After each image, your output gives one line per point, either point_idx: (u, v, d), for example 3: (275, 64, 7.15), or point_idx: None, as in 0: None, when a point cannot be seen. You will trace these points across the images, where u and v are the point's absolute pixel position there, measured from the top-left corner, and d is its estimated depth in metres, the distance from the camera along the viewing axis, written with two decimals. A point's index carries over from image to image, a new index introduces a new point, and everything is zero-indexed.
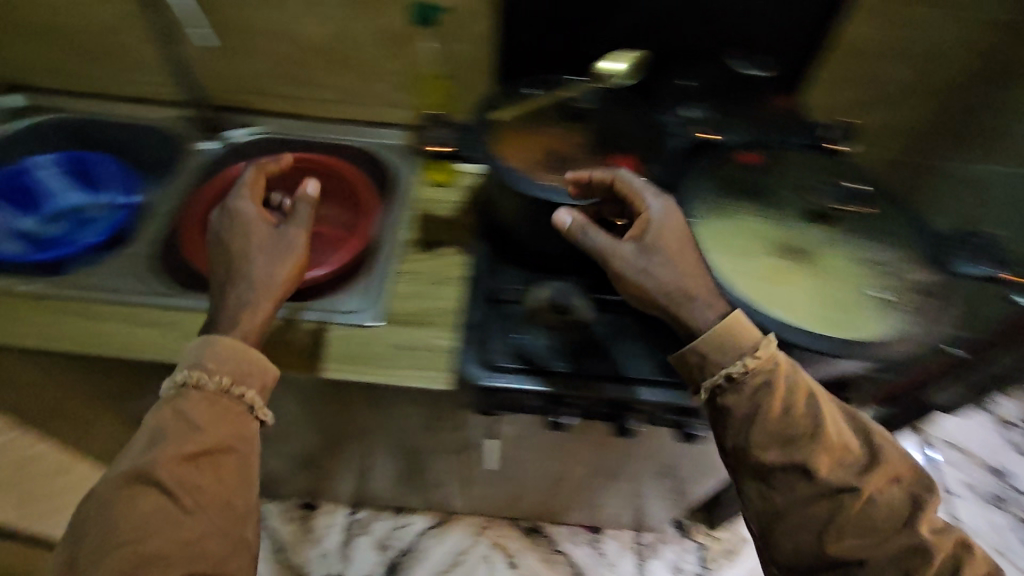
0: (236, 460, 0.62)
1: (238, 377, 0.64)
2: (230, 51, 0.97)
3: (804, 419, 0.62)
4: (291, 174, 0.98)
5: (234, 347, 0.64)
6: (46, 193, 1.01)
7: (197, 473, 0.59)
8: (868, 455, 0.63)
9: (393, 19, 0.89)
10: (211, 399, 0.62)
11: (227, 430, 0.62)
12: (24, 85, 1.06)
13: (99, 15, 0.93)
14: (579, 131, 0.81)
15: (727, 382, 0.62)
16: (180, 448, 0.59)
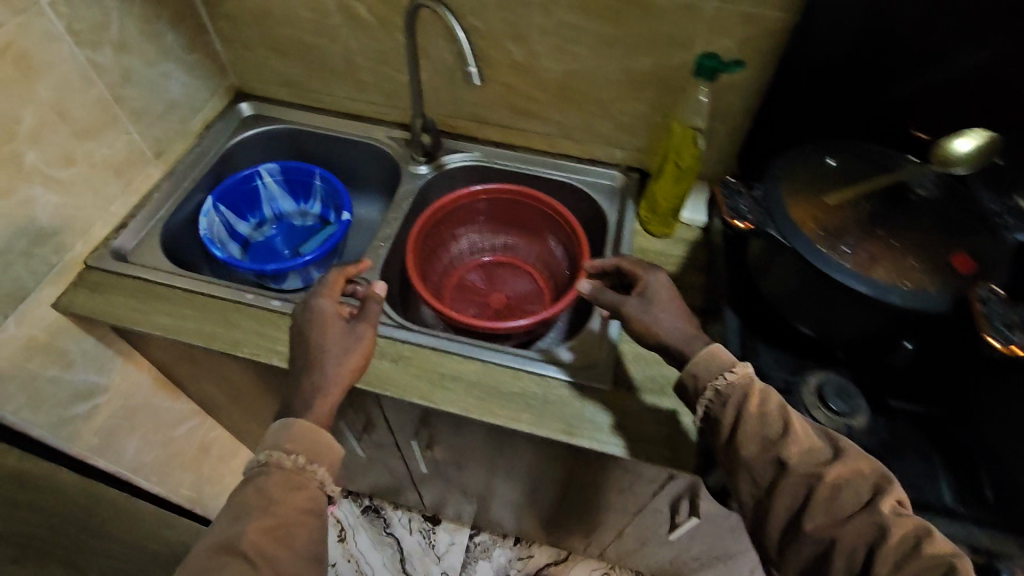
0: (293, 507, 0.58)
1: (312, 455, 0.61)
2: (460, 79, 0.94)
3: (767, 417, 0.58)
4: (506, 206, 1.03)
5: (307, 429, 0.62)
6: (267, 198, 1.09)
7: (255, 517, 0.56)
8: (831, 452, 0.56)
9: (640, 60, 0.84)
10: (287, 475, 0.60)
11: (292, 505, 0.58)
12: (251, 93, 1.09)
13: (342, 35, 0.93)
14: (904, 219, 0.64)
15: (762, 450, 0.57)
16: (270, 521, 0.56)
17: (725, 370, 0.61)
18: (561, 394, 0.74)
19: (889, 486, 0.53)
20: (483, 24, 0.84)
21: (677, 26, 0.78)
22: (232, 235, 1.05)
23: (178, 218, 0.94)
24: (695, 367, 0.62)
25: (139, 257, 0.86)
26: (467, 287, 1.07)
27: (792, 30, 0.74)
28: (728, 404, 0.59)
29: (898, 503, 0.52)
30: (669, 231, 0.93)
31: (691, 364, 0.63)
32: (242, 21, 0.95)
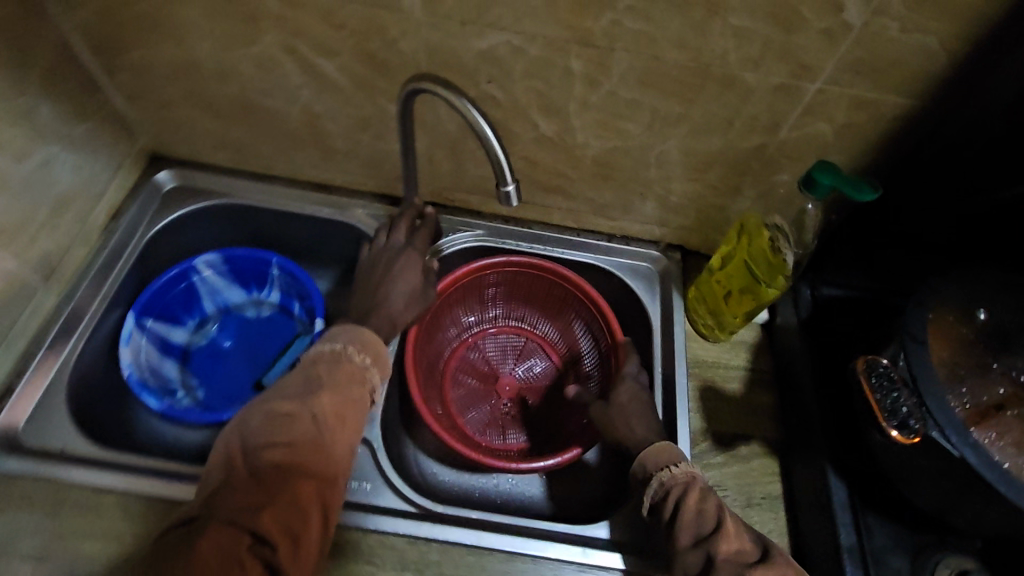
0: (350, 397, 0.55)
1: (377, 360, 0.58)
2: (465, 151, 0.72)
3: (703, 517, 0.52)
4: (520, 278, 0.78)
5: (374, 340, 0.59)
6: (207, 293, 0.83)
7: (324, 392, 0.54)
8: (759, 554, 0.50)
9: (707, 140, 0.65)
10: (351, 368, 0.56)
11: (353, 399, 0.55)
12: (172, 158, 0.81)
13: (301, 96, 0.68)
14: None
15: (694, 544, 0.52)
16: (334, 399, 0.54)
17: (671, 465, 0.57)
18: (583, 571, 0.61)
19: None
20: (504, 93, 0.63)
21: (766, 107, 0.60)
22: (164, 351, 0.79)
23: (89, 361, 0.70)
24: (643, 461, 0.59)
25: (40, 440, 0.64)
26: (463, 378, 0.79)
27: (916, 117, 0.58)
28: (668, 496, 0.55)
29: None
30: (728, 334, 0.75)
31: (646, 452, 0.59)
32: (154, 75, 0.69)
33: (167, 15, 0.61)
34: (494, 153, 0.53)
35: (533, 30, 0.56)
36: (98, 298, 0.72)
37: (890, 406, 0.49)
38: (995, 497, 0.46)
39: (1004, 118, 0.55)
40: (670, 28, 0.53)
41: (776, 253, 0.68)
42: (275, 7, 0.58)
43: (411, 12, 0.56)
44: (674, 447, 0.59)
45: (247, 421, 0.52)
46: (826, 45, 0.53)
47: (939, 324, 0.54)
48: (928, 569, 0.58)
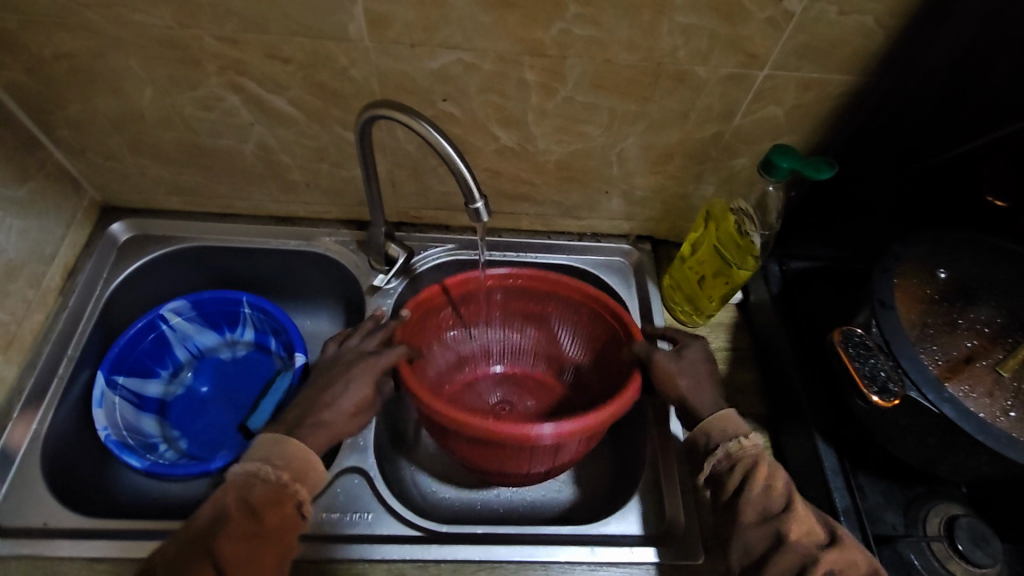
0: (272, 525, 0.49)
1: (298, 475, 0.52)
2: (428, 169, 0.71)
3: (771, 492, 0.52)
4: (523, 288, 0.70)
5: (301, 450, 0.53)
6: (178, 341, 0.79)
7: (231, 525, 0.47)
8: (828, 537, 0.51)
9: (664, 134, 0.66)
10: (268, 489, 0.50)
11: (275, 524, 0.49)
12: (126, 209, 0.79)
13: (254, 133, 0.66)
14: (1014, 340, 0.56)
15: (761, 520, 0.51)
16: (246, 530, 0.48)
17: (739, 434, 0.55)
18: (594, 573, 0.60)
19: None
20: (462, 110, 0.63)
21: (718, 97, 0.61)
22: (139, 406, 0.76)
23: (61, 429, 0.67)
24: (709, 427, 0.56)
25: (18, 519, 0.60)
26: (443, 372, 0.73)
27: (858, 93, 0.61)
28: (735, 468, 0.53)
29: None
30: (707, 317, 0.77)
31: (710, 420, 0.57)
32: (95, 127, 0.66)
33: (103, 67, 0.59)
34: (461, 173, 0.52)
35: (485, 46, 0.56)
36: (64, 362, 0.69)
37: (869, 372, 0.50)
38: (975, 444, 0.48)
39: (940, 85, 0.58)
40: (619, 31, 0.54)
41: (743, 235, 0.69)
42: (217, 47, 0.56)
43: (358, 39, 0.55)
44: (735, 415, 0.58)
45: (156, 565, 0.46)
46: (771, 34, 0.54)
47: (903, 287, 0.56)
48: (920, 521, 0.60)
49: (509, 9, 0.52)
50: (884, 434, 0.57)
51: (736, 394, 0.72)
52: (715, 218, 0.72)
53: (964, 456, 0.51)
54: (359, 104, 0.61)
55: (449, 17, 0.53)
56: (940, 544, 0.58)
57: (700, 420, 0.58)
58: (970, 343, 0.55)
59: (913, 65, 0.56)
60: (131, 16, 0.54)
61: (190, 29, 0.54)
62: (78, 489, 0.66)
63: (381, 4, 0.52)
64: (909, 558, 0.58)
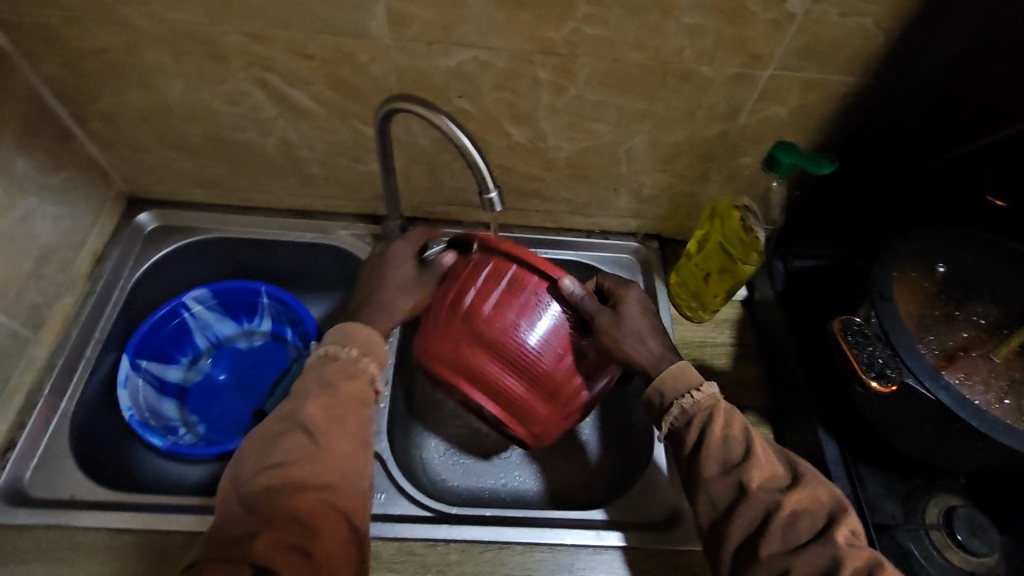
0: (347, 395, 0.55)
1: (366, 350, 0.58)
2: (442, 165, 0.74)
3: (730, 443, 0.55)
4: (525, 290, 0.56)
5: (360, 328, 0.59)
6: (199, 328, 0.82)
7: (311, 395, 0.54)
8: (791, 478, 0.54)
9: (671, 132, 0.68)
10: (340, 365, 0.57)
11: (350, 392, 0.55)
12: (152, 200, 0.82)
13: (276, 127, 0.69)
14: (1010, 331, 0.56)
15: (722, 473, 0.54)
16: (326, 399, 0.54)
17: (692, 387, 0.57)
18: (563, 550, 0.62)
19: (845, 513, 0.52)
20: (476, 106, 0.65)
21: (723, 96, 0.63)
22: (161, 390, 0.79)
23: (87, 408, 0.70)
24: (659, 386, 0.57)
25: (46, 491, 0.63)
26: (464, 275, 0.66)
27: (859, 94, 0.63)
28: (692, 424, 0.56)
29: (853, 532, 0.50)
30: (712, 313, 0.78)
31: (659, 378, 0.58)
32: (126, 120, 0.69)
33: (137, 62, 0.62)
34: (475, 164, 0.55)
35: (499, 44, 0.58)
36: (91, 344, 0.72)
37: (867, 359, 0.52)
38: (970, 429, 0.50)
39: (940, 85, 0.59)
40: (628, 30, 0.56)
41: (746, 231, 0.71)
42: (245, 44, 0.59)
43: (379, 37, 0.58)
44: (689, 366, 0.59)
45: (240, 458, 0.52)
46: (774, 34, 0.56)
47: (903, 280, 0.57)
48: (919, 511, 0.61)
49: (522, 9, 0.55)
50: (883, 423, 0.58)
51: (740, 389, 0.73)
52: (718, 214, 0.74)
53: (960, 444, 0.52)
54: (378, 100, 0.64)
55: (465, 16, 0.56)
56: (939, 533, 0.59)
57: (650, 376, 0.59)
58: (966, 334, 0.56)
59: (912, 66, 0.58)
60: (166, 13, 0.57)
61: (220, 26, 0.58)
62: (102, 466, 0.69)
63: (401, 4, 0.55)
64: (908, 546, 0.59)
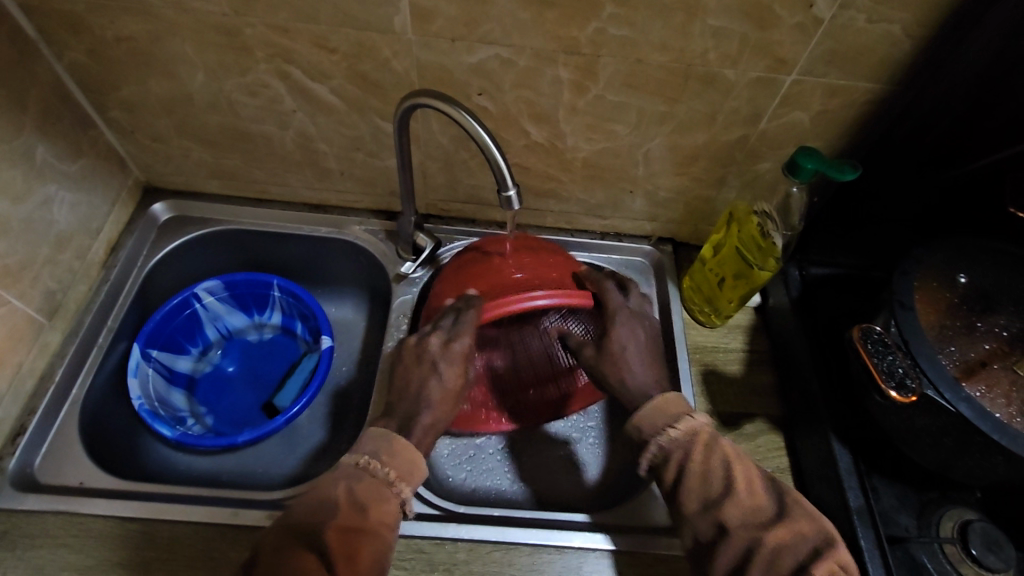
0: (373, 520, 0.51)
1: (403, 474, 0.55)
2: (459, 163, 0.74)
3: (709, 478, 0.54)
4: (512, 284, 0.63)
5: (408, 449, 0.56)
6: (209, 320, 0.82)
7: (339, 514, 0.50)
8: (776, 510, 0.52)
9: (691, 136, 0.68)
10: (374, 484, 0.53)
11: (378, 518, 0.52)
12: (167, 190, 0.82)
13: (295, 120, 0.69)
14: None
15: (703, 509, 0.53)
16: (353, 521, 0.50)
17: (670, 424, 0.57)
18: (545, 559, 0.61)
19: (832, 548, 0.50)
20: (495, 104, 0.65)
21: (746, 100, 0.63)
22: (170, 380, 0.78)
23: (98, 395, 0.70)
24: (641, 419, 0.59)
25: (56, 478, 0.63)
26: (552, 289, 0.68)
27: (883, 101, 0.63)
28: (669, 460, 0.56)
29: (835, 569, 0.48)
30: (725, 319, 0.78)
31: (641, 410, 0.59)
32: (146, 109, 0.69)
33: (160, 52, 0.62)
34: (495, 161, 0.55)
35: (522, 42, 0.58)
36: (103, 332, 0.72)
37: (887, 368, 0.51)
38: (993, 444, 0.49)
39: (967, 95, 0.59)
40: (653, 31, 0.56)
41: (764, 237, 0.71)
42: (268, 35, 0.59)
43: (402, 32, 0.58)
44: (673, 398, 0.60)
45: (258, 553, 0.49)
46: (800, 39, 0.56)
47: (924, 290, 0.57)
48: (933, 525, 0.60)
49: (548, 7, 0.54)
50: (900, 435, 0.57)
51: (752, 395, 0.73)
52: (733, 223, 0.73)
53: (980, 458, 0.52)
54: (398, 95, 0.64)
55: (490, 13, 0.55)
56: (953, 547, 0.59)
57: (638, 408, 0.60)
58: (988, 347, 0.56)
59: (939, 74, 0.58)
60: (191, 3, 0.57)
61: (244, 17, 0.58)
62: (112, 454, 0.69)
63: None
64: (922, 560, 0.59)
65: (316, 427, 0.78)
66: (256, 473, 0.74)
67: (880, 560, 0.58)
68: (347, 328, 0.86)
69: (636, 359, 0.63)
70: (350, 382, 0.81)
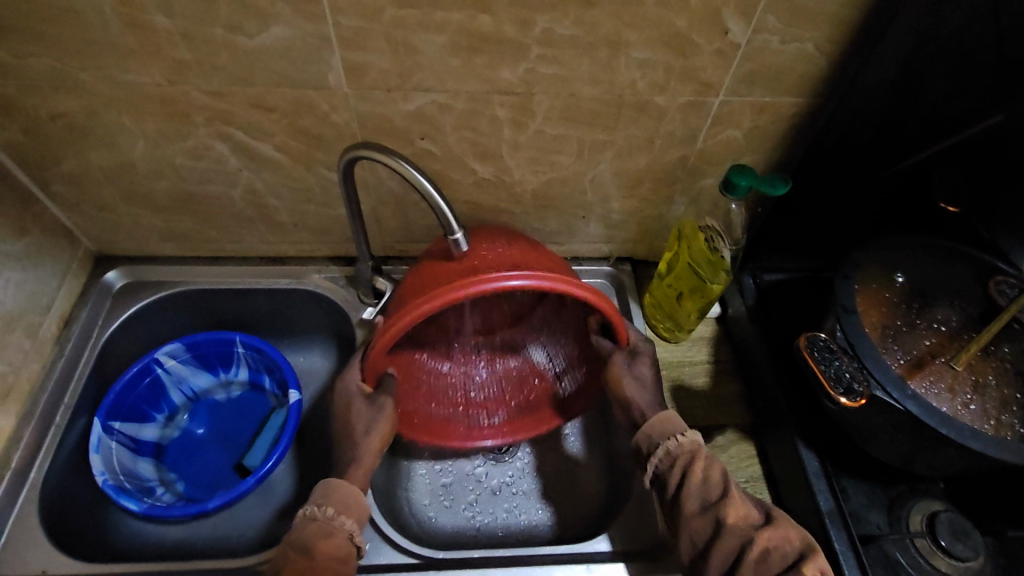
0: (322, 558, 0.51)
1: (342, 507, 0.54)
2: (411, 205, 0.75)
3: (710, 483, 0.54)
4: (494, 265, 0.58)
5: (342, 485, 0.56)
6: (173, 384, 0.80)
7: (286, 566, 0.51)
8: (765, 517, 0.53)
9: (633, 160, 0.69)
10: (317, 525, 0.53)
11: (327, 555, 0.52)
12: (120, 256, 0.81)
13: (241, 179, 0.69)
14: (968, 334, 0.58)
15: (700, 510, 0.53)
16: (301, 566, 0.51)
17: (676, 432, 0.57)
18: None
19: (815, 554, 0.50)
20: (439, 146, 0.66)
21: (680, 123, 0.65)
22: (137, 450, 0.76)
23: (59, 475, 0.68)
24: (650, 428, 0.58)
25: (15, 569, 0.61)
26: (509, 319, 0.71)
27: (807, 113, 0.65)
28: (675, 465, 0.56)
29: (822, 571, 0.49)
30: (689, 332, 0.79)
31: (651, 423, 0.58)
32: (89, 181, 0.69)
33: (97, 125, 0.62)
34: (438, 206, 0.56)
35: (457, 87, 0.59)
36: (61, 410, 0.70)
37: (834, 374, 0.53)
38: (944, 439, 0.51)
39: (884, 101, 0.61)
40: (581, 67, 0.58)
41: (713, 251, 0.73)
42: (205, 101, 0.60)
43: (337, 87, 0.59)
44: (674, 414, 0.60)
45: None
46: (721, 64, 0.59)
47: (864, 292, 0.59)
48: (903, 519, 0.62)
49: (476, 53, 0.56)
50: (858, 434, 0.58)
51: (720, 406, 0.74)
52: (682, 244, 0.76)
53: (934, 451, 0.53)
54: (342, 146, 0.65)
55: (421, 63, 0.57)
56: (923, 540, 0.60)
57: (644, 422, 0.60)
58: (929, 342, 0.58)
59: (856, 85, 0.60)
60: (123, 76, 0.57)
61: (179, 85, 0.58)
62: (78, 535, 0.67)
63: (357, 56, 0.56)
64: (895, 556, 0.60)
65: (293, 481, 0.77)
66: (232, 536, 0.72)
67: (855, 561, 0.59)
68: (316, 377, 0.85)
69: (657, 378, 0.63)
70: (322, 432, 0.80)
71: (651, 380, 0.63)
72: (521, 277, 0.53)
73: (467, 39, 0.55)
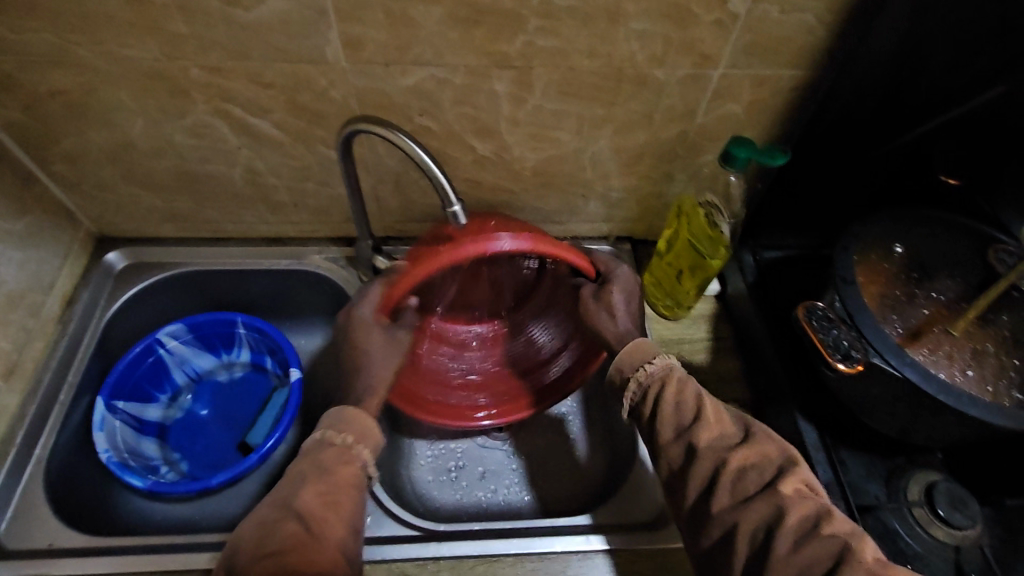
0: (340, 483, 0.52)
1: (360, 436, 0.55)
2: (410, 183, 0.75)
3: (682, 407, 0.54)
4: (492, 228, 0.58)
5: (357, 417, 0.56)
6: (176, 364, 0.81)
7: (307, 483, 0.50)
8: (741, 436, 0.53)
9: (632, 135, 0.69)
10: (334, 451, 0.53)
11: (343, 480, 0.52)
12: (121, 238, 0.82)
13: (240, 157, 0.69)
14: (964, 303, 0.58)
15: (676, 437, 0.54)
16: (321, 486, 0.50)
17: (647, 360, 0.57)
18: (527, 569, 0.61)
19: (796, 466, 0.50)
20: (438, 123, 0.66)
21: (679, 98, 0.65)
22: (140, 430, 0.77)
23: (63, 453, 0.69)
24: (622, 361, 0.58)
25: (22, 542, 0.62)
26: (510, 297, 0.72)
27: (809, 84, 0.65)
28: (647, 395, 0.56)
29: (801, 486, 0.49)
30: (688, 309, 0.79)
31: (621, 355, 0.58)
32: (88, 159, 0.69)
33: (95, 101, 0.62)
34: (437, 178, 0.56)
35: (455, 61, 0.59)
36: (64, 388, 0.71)
37: (832, 342, 0.54)
38: (942, 406, 0.51)
39: (887, 73, 0.61)
40: (579, 40, 0.58)
41: (713, 227, 0.74)
42: (203, 76, 0.60)
43: (335, 62, 0.59)
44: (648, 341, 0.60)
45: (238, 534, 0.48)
46: (719, 35, 0.58)
47: (864, 264, 0.59)
48: (901, 490, 0.62)
49: (473, 25, 0.56)
50: (858, 406, 0.59)
51: (720, 383, 0.74)
52: (682, 222, 0.76)
53: (934, 420, 0.53)
54: (340, 123, 0.65)
55: (419, 36, 0.57)
56: (922, 510, 0.60)
57: (616, 355, 0.59)
58: (928, 311, 0.58)
59: (857, 55, 0.59)
60: (121, 51, 0.57)
61: (177, 60, 0.58)
62: (84, 513, 0.68)
63: (355, 29, 0.56)
64: (894, 526, 0.60)
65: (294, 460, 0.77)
66: (236, 513, 0.73)
67: None
68: (317, 357, 0.85)
69: (626, 306, 0.63)
70: (323, 411, 0.81)
71: (625, 304, 0.63)
72: (511, 237, 0.54)
73: (465, 11, 0.55)
